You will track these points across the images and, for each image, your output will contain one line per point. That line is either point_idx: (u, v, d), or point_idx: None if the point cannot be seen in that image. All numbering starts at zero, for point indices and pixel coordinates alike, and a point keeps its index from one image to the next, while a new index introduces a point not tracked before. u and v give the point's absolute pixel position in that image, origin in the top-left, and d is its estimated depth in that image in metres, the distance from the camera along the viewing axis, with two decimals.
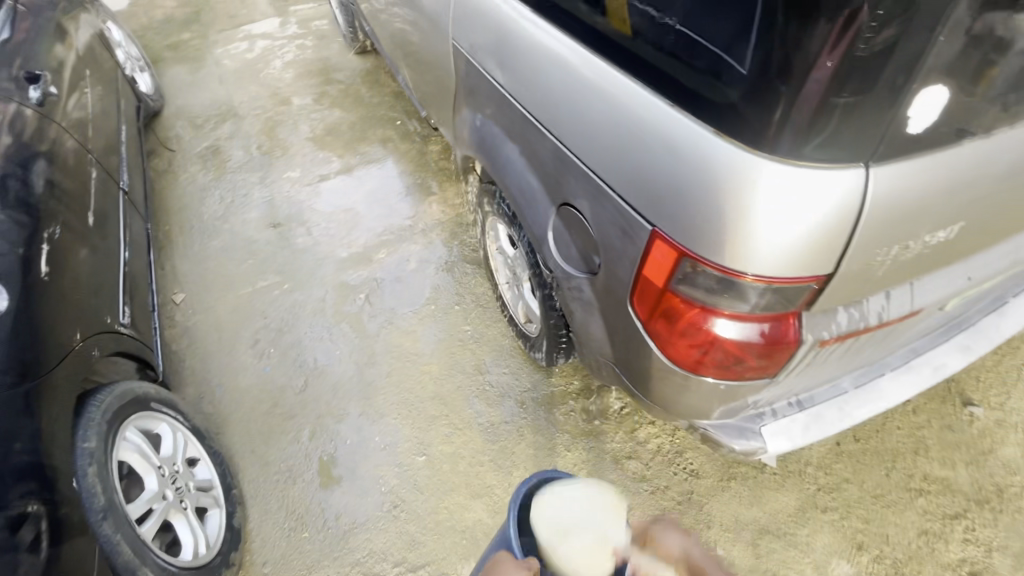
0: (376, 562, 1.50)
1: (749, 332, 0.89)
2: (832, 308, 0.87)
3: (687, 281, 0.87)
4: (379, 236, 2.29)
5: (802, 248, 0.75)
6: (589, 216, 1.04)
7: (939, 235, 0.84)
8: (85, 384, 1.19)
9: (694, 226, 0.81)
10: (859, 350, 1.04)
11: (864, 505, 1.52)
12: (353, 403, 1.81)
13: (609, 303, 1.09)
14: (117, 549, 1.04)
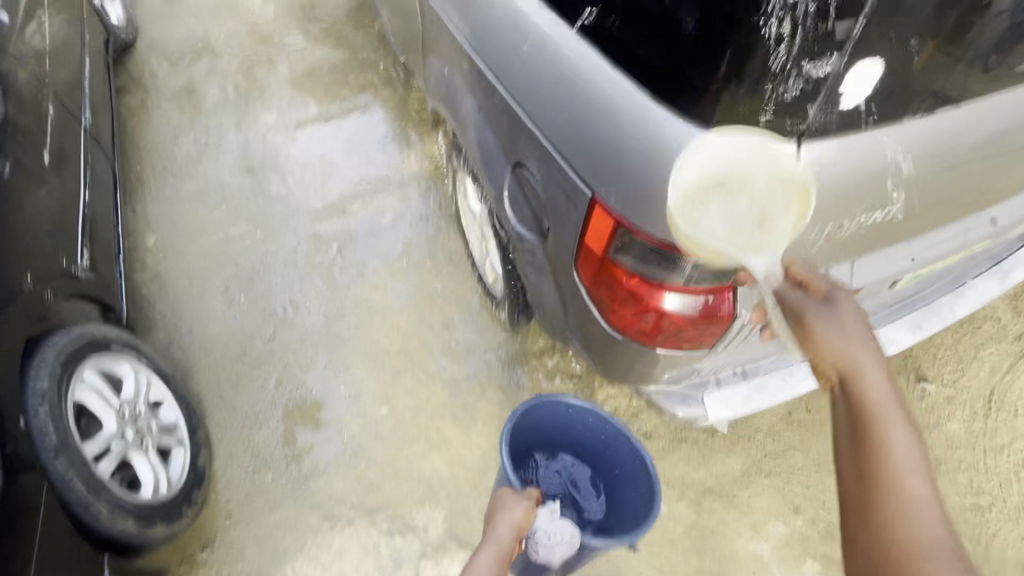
0: (335, 504, 1.56)
1: (685, 303, 0.89)
2: (767, 284, 0.86)
3: (624, 251, 0.86)
4: (355, 187, 2.26)
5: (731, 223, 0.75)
6: (538, 179, 1.02)
7: (876, 216, 0.83)
8: (38, 326, 1.20)
9: (630, 194, 0.80)
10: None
11: (806, 472, 1.58)
12: (320, 353, 1.84)
13: (558, 267, 1.09)
14: (70, 485, 1.09)
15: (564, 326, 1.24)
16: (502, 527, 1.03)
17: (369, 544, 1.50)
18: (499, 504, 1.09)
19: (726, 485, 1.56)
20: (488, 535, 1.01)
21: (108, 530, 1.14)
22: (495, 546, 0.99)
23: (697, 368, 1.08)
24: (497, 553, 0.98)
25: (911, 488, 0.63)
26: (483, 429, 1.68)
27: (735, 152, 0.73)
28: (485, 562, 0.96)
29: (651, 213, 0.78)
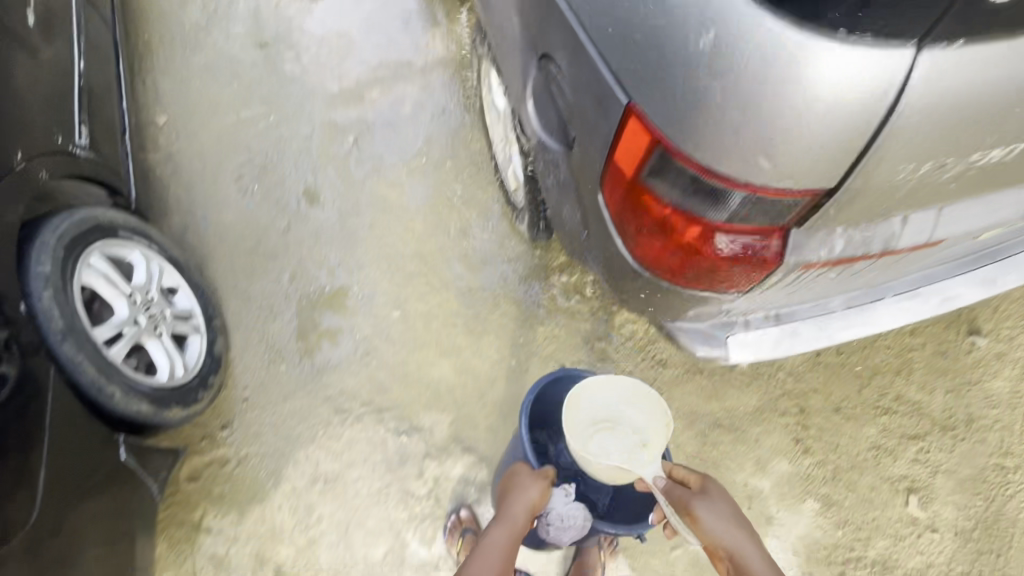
0: (346, 400, 1.60)
1: (724, 242, 0.76)
2: (831, 228, 0.71)
3: (658, 176, 0.72)
4: (374, 70, 2.04)
5: (801, 154, 0.60)
6: (566, 76, 0.84)
7: (991, 154, 0.66)
8: (34, 207, 1.15)
9: (676, 108, 0.64)
10: (859, 275, 0.91)
11: (825, 415, 1.51)
12: (334, 252, 1.79)
13: (583, 185, 0.94)
14: (81, 367, 1.11)
15: (584, 248, 1.13)
16: (518, 508, 1.08)
17: (377, 439, 1.55)
18: (515, 482, 1.15)
19: (737, 419, 1.52)
20: (504, 513, 1.07)
21: (123, 411, 1.19)
22: (509, 524, 1.05)
23: (723, 310, 0.98)
24: (511, 532, 1.04)
25: (758, 566, 0.97)
26: (494, 342, 1.65)
27: (825, 61, 0.55)
28: (501, 540, 1.02)
29: (701, 135, 0.63)
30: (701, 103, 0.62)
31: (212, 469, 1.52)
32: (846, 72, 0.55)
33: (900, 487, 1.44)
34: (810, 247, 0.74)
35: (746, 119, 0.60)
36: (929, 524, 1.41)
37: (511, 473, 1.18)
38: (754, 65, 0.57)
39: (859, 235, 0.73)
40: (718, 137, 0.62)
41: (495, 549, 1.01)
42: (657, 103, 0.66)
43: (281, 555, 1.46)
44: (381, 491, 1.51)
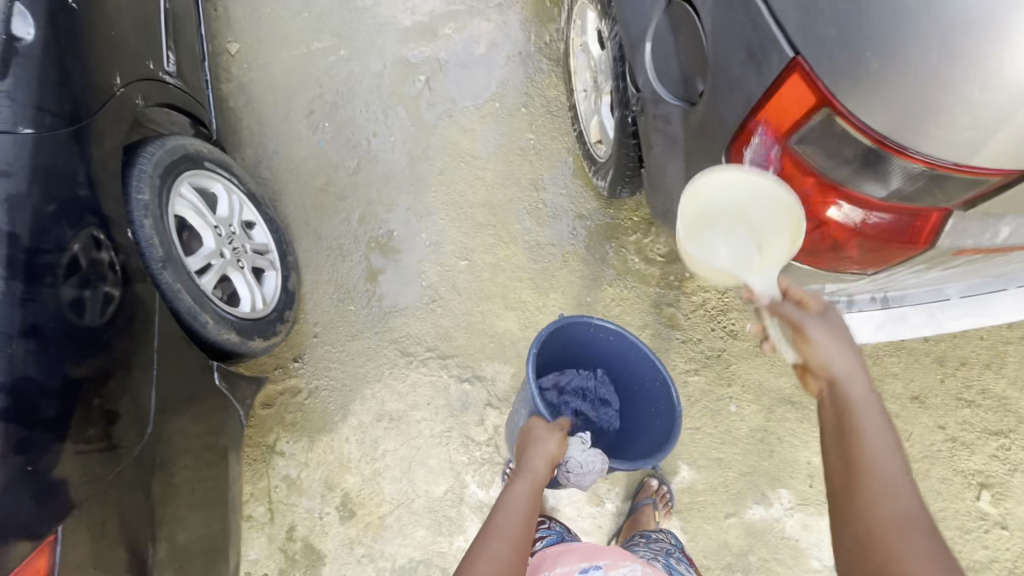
0: (411, 344, 1.63)
1: (868, 220, 0.70)
2: (1000, 214, 0.65)
3: (813, 141, 0.66)
4: (449, 4, 1.94)
5: (1005, 131, 0.55)
6: (707, 22, 0.78)
7: None
8: (132, 134, 1.16)
9: (862, 73, 0.58)
10: (1007, 264, 0.83)
11: (901, 402, 1.46)
12: (403, 195, 1.77)
13: (698, 146, 0.88)
14: (177, 295, 1.17)
15: (680, 213, 1.06)
16: (538, 460, 1.08)
17: (440, 384, 1.59)
18: (529, 434, 1.15)
19: (806, 397, 1.48)
20: (524, 465, 1.07)
21: (214, 338, 1.26)
22: (532, 476, 1.04)
23: (837, 291, 0.91)
24: (535, 482, 1.03)
25: (881, 467, 0.59)
26: (560, 299, 1.63)
27: None
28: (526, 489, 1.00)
29: (891, 101, 0.57)
30: (900, 70, 0.55)
31: (284, 398, 1.60)
32: None
33: (974, 481, 1.40)
34: (969, 231, 0.68)
35: (955, 90, 0.54)
36: (999, 521, 1.38)
37: (526, 428, 1.16)
38: (980, 26, 0.51)
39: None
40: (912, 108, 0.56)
41: (521, 497, 0.99)
42: (841, 60, 0.59)
43: (347, 484, 1.54)
44: (443, 433, 1.56)
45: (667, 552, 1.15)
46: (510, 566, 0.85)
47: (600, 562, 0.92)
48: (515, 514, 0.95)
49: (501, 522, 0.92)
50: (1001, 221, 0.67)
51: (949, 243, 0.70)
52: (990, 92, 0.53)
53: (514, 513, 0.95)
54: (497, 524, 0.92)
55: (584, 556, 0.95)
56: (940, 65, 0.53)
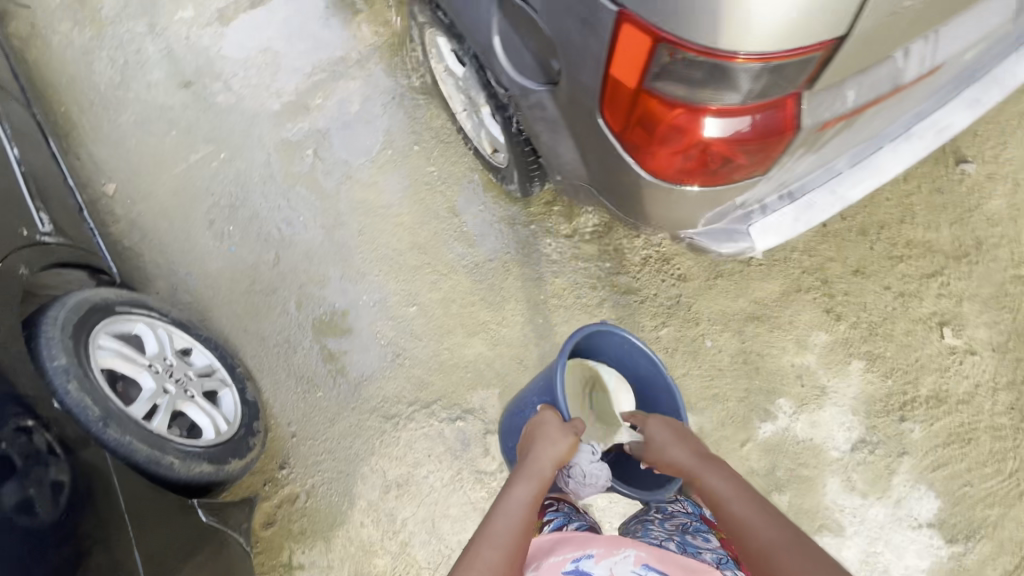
0: (391, 406, 1.59)
1: (738, 126, 0.76)
2: (835, 82, 0.72)
3: (663, 76, 0.72)
4: (311, 78, 1.99)
5: (807, 12, 0.60)
6: (539, 9, 0.84)
7: None
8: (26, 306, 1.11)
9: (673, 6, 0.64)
10: (873, 122, 0.93)
11: (846, 279, 1.56)
12: (331, 267, 1.75)
13: (576, 118, 0.93)
14: (131, 447, 1.10)
15: (587, 186, 1.11)
16: (544, 462, 1.08)
17: (434, 433, 1.56)
18: (542, 433, 1.15)
19: (766, 308, 1.56)
20: (533, 464, 1.07)
21: (186, 476, 1.19)
22: (537, 477, 1.04)
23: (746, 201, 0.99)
24: (541, 484, 1.03)
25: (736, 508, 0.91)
26: (517, 306, 1.64)
27: None
28: (528, 492, 0.99)
29: (705, 21, 0.63)
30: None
31: (284, 510, 1.52)
32: None
33: (932, 322, 1.50)
34: (826, 102, 0.75)
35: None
36: (968, 349, 1.47)
37: (539, 422, 1.19)
38: None
39: (877, 70, 0.74)
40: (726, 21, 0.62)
41: (523, 500, 0.97)
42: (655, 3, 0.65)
43: (379, 568, 1.47)
44: (454, 479, 1.52)
45: (682, 527, 1.10)
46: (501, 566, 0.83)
47: (592, 551, 0.90)
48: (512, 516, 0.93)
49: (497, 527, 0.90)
50: (853, 80, 0.74)
51: (814, 117, 0.76)
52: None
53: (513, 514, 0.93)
54: (492, 528, 0.89)
55: (578, 544, 0.94)
56: None
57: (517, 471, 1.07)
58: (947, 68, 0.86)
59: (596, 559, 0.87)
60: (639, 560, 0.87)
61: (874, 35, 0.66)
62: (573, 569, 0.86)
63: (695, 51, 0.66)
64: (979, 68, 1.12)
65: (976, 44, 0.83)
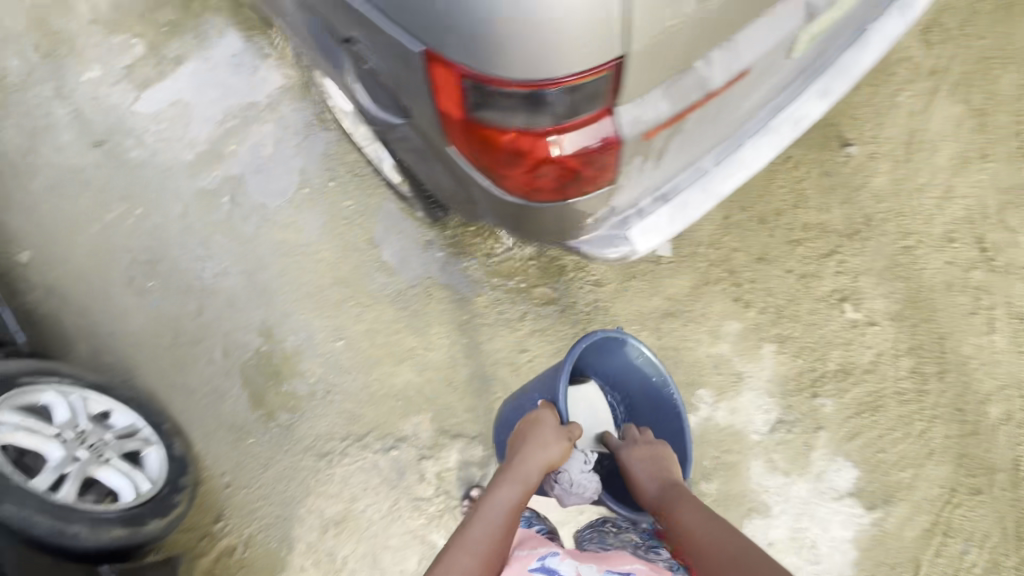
0: (325, 443, 1.59)
1: (563, 145, 0.80)
2: (640, 96, 0.77)
3: (479, 107, 0.76)
4: (224, 125, 2.00)
5: (569, 47, 0.65)
6: (374, 51, 0.87)
7: None
8: None
9: (461, 43, 0.69)
10: (712, 123, 0.99)
11: (750, 267, 1.63)
12: (256, 311, 1.75)
13: (436, 147, 0.96)
14: (30, 522, 1.14)
15: (470, 208, 1.15)
16: (532, 465, 1.09)
17: (369, 465, 1.56)
18: (537, 433, 1.14)
19: (679, 303, 1.62)
20: (520, 468, 1.07)
21: (96, 543, 1.22)
22: (522, 482, 1.05)
23: (616, 207, 1.04)
24: (524, 489, 1.04)
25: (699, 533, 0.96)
26: (441, 329, 1.67)
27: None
28: (509, 500, 1.01)
29: (491, 63, 0.69)
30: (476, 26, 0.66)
31: (222, 563, 1.50)
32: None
33: (832, 299, 1.57)
34: (644, 112, 0.79)
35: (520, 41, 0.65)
36: (868, 321, 1.54)
37: (537, 420, 1.18)
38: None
39: (687, 80, 0.79)
40: (505, 53, 0.67)
41: (503, 506, 1.00)
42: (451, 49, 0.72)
43: None
44: (392, 509, 1.52)
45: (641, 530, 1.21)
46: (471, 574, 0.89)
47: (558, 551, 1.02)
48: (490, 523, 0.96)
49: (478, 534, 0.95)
50: (665, 91, 0.78)
51: (638, 127, 0.80)
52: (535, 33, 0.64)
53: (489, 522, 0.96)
54: (472, 535, 0.94)
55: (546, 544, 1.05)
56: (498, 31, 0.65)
57: (504, 471, 1.08)
58: (764, 67, 0.93)
59: (561, 558, 0.99)
60: (603, 568, 0.97)
61: (665, 53, 0.71)
62: (540, 565, 0.97)
63: (493, 80, 0.71)
64: (818, 62, 1.21)
65: (783, 45, 0.90)
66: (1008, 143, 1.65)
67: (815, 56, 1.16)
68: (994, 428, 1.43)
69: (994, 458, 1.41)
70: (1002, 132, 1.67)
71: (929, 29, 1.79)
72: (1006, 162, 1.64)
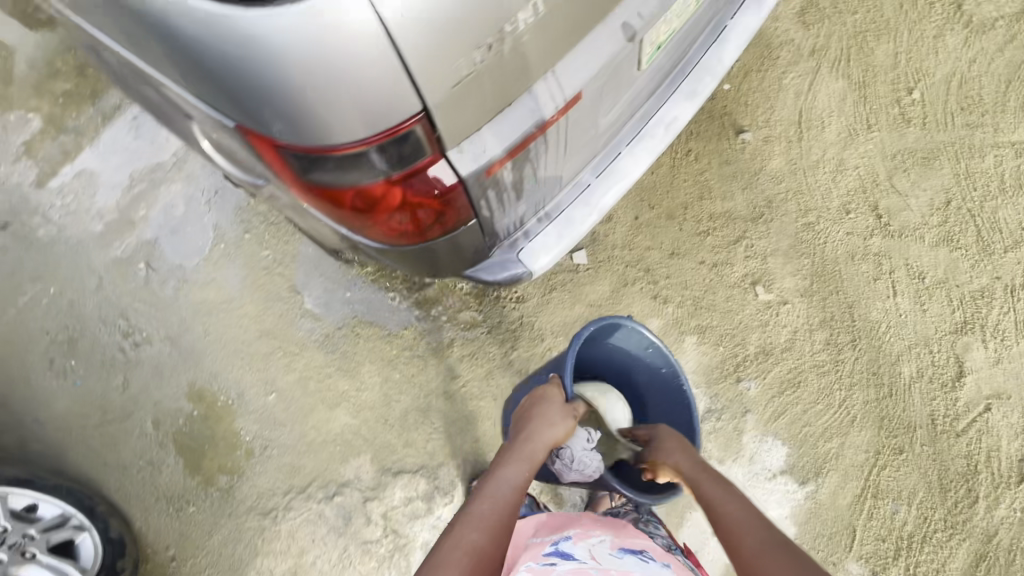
0: (268, 500, 1.58)
1: (410, 187, 0.82)
2: (465, 142, 0.78)
3: (312, 172, 0.77)
4: (131, 190, 1.96)
5: (374, 119, 0.67)
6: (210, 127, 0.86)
7: (524, 18, 0.68)
8: None
9: (255, 111, 0.68)
10: (568, 143, 1.02)
11: (664, 263, 1.66)
12: (184, 376, 1.72)
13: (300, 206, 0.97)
14: None
15: (358, 253, 1.15)
16: (538, 443, 1.16)
17: (315, 515, 1.55)
18: (544, 414, 1.22)
19: (600, 309, 1.65)
20: (527, 447, 1.14)
21: None
22: (528, 460, 1.11)
23: (494, 235, 1.07)
24: (531, 464, 1.11)
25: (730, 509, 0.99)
26: (372, 368, 1.66)
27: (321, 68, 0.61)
28: (518, 475, 1.07)
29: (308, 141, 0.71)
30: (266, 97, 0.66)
31: None
32: (341, 69, 0.62)
33: (745, 284, 1.62)
34: (480, 150, 0.80)
35: (328, 122, 0.67)
36: (780, 301, 1.59)
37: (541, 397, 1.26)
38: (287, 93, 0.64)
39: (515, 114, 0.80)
40: (302, 119, 0.67)
41: (511, 481, 1.06)
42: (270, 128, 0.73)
43: None
44: (342, 557, 1.52)
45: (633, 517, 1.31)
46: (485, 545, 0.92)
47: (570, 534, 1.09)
48: (500, 496, 1.02)
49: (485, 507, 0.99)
50: (495, 127, 0.79)
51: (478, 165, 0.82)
52: (338, 115, 0.66)
53: (498, 498, 1.01)
54: (479, 510, 0.97)
55: (556, 529, 1.13)
56: (303, 119, 0.67)
57: (511, 451, 1.14)
58: (605, 85, 0.95)
59: (575, 541, 1.06)
60: (615, 546, 1.06)
61: (475, 97, 0.71)
62: (555, 550, 1.02)
63: (305, 146, 0.72)
64: (682, 64, 1.24)
65: (616, 64, 0.92)
66: (889, 111, 1.72)
67: (676, 61, 1.19)
68: (907, 387, 1.49)
69: (911, 417, 1.47)
70: (883, 101, 1.73)
71: (806, 10, 1.84)
72: (890, 130, 1.70)
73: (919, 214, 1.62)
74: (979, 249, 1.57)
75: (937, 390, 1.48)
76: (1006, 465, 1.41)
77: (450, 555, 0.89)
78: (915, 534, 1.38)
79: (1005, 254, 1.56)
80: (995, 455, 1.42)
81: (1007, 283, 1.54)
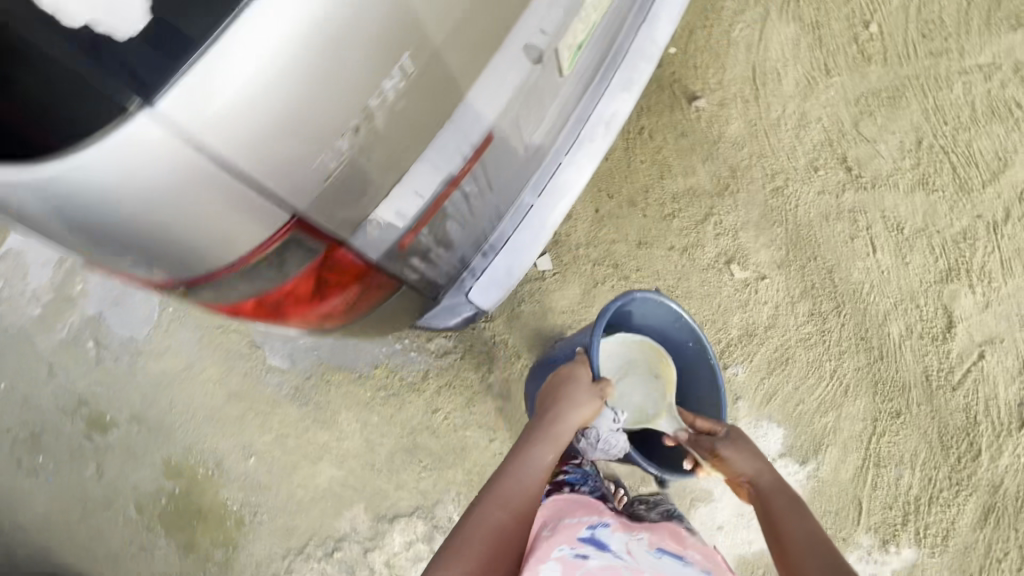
0: (268, 566, 1.54)
1: (318, 282, 0.76)
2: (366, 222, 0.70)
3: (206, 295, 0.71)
4: (59, 263, 1.81)
5: (244, 234, 0.60)
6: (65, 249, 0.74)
7: (388, 88, 0.56)
8: None
9: (90, 245, 0.58)
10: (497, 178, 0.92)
11: (633, 256, 1.57)
12: (157, 454, 1.65)
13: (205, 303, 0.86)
14: None
15: None
16: (567, 425, 1.17)
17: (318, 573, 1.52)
18: (572, 394, 1.21)
19: (573, 315, 1.58)
20: (559, 428, 1.16)
21: None
22: (556, 443, 1.14)
23: (433, 286, 0.97)
24: (559, 447, 1.13)
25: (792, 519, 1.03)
26: (348, 415, 1.59)
27: (153, 222, 0.53)
28: (545, 459, 1.10)
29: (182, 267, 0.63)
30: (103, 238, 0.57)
31: None
32: (177, 215, 0.53)
33: (719, 264, 1.53)
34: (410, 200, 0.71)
35: (197, 253, 0.60)
36: (758, 276, 1.51)
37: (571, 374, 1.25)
38: (135, 247, 0.56)
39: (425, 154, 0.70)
40: (153, 253, 0.58)
41: (539, 465, 1.09)
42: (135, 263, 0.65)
43: None
44: None
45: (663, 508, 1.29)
46: (502, 529, 0.97)
47: (608, 520, 1.05)
48: (524, 482, 1.06)
49: (511, 486, 1.05)
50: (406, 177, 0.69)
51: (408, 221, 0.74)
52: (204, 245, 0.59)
53: (523, 482, 1.06)
54: (504, 492, 1.03)
55: (591, 511, 1.09)
56: (167, 258, 0.59)
57: (540, 430, 1.17)
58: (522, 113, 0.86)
59: (612, 529, 1.03)
60: (652, 543, 1.01)
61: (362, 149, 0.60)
62: (590, 536, 0.98)
63: (180, 277, 0.64)
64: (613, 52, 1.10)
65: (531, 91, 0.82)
66: (847, 51, 1.58)
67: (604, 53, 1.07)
68: (898, 347, 1.43)
69: (904, 377, 1.42)
70: (840, 40, 1.60)
71: None
72: (850, 72, 1.58)
73: (891, 160, 1.52)
74: (956, 188, 1.48)
75: (928, 345, 1.42)
76: (1005, 412, 1.37)
77: (467, 531, 0.96)
78: (921, 496, 1.35)
79: (984, 190, 1.47)
80: (993, 403, 1.38)
81: (988, 221, 1.46)
